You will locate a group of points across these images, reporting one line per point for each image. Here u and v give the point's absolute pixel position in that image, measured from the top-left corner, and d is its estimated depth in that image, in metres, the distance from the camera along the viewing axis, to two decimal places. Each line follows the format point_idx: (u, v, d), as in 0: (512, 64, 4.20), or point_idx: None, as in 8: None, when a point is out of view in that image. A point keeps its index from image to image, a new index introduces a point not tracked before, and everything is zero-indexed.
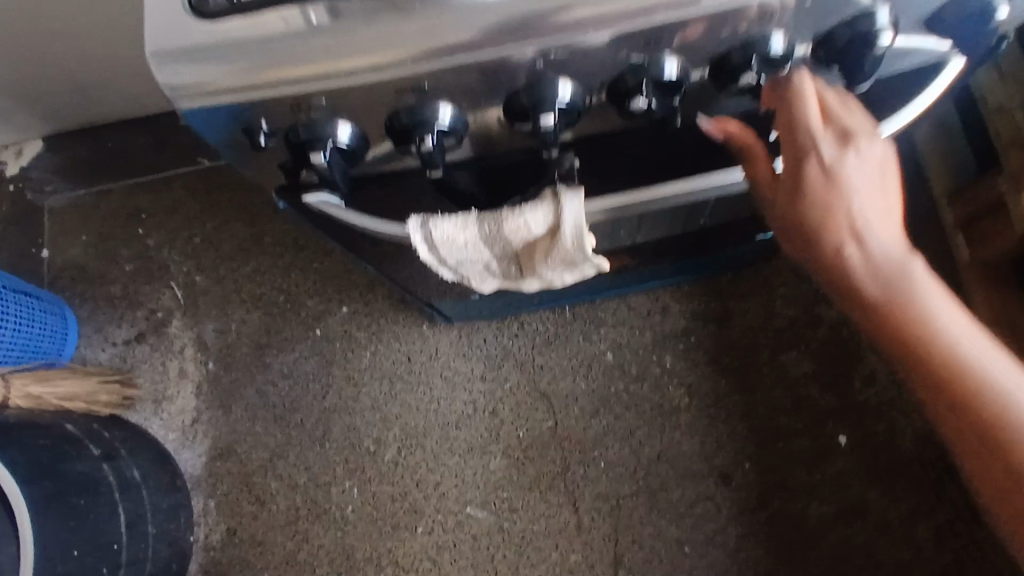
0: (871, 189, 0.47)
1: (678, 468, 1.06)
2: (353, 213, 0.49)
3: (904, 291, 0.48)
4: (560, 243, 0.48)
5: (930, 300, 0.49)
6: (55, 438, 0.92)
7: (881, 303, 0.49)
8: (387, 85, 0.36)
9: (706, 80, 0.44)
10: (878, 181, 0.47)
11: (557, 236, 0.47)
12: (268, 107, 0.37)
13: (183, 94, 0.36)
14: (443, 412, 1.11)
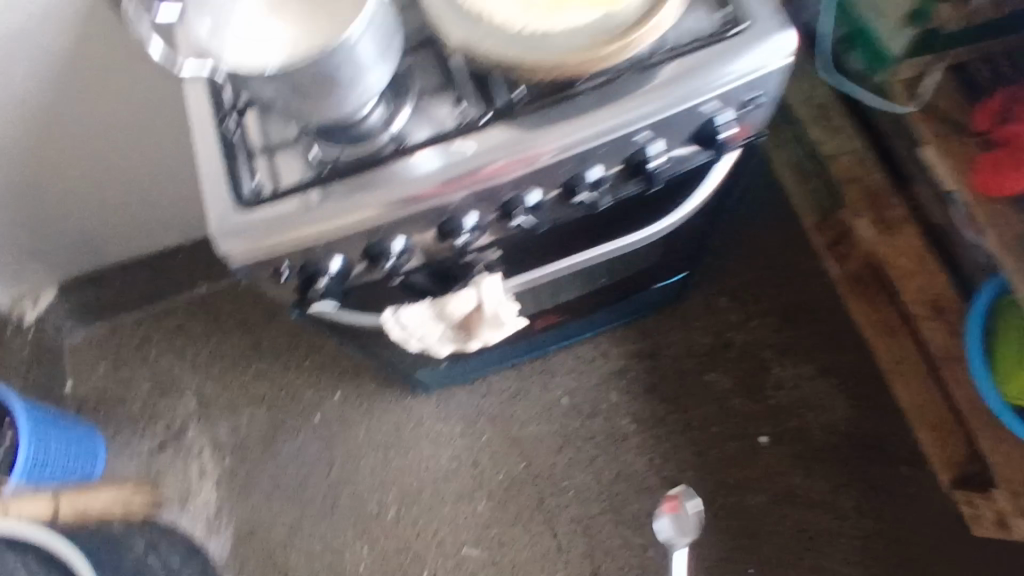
0: None
1: (634, 484, 1.26)
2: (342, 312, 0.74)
3: None
4: (486, 313, 0.72)
5: None
6: (106, 539, 1.09)
7: None
8: (360, 233, 0.65)
9: (555, 200, 0.69)
10: None
11: (483, 307, 0.71)
12: (290, 254, 0.65)
13: (241, 253, 0.63)
14: (433, 468, 1.30)
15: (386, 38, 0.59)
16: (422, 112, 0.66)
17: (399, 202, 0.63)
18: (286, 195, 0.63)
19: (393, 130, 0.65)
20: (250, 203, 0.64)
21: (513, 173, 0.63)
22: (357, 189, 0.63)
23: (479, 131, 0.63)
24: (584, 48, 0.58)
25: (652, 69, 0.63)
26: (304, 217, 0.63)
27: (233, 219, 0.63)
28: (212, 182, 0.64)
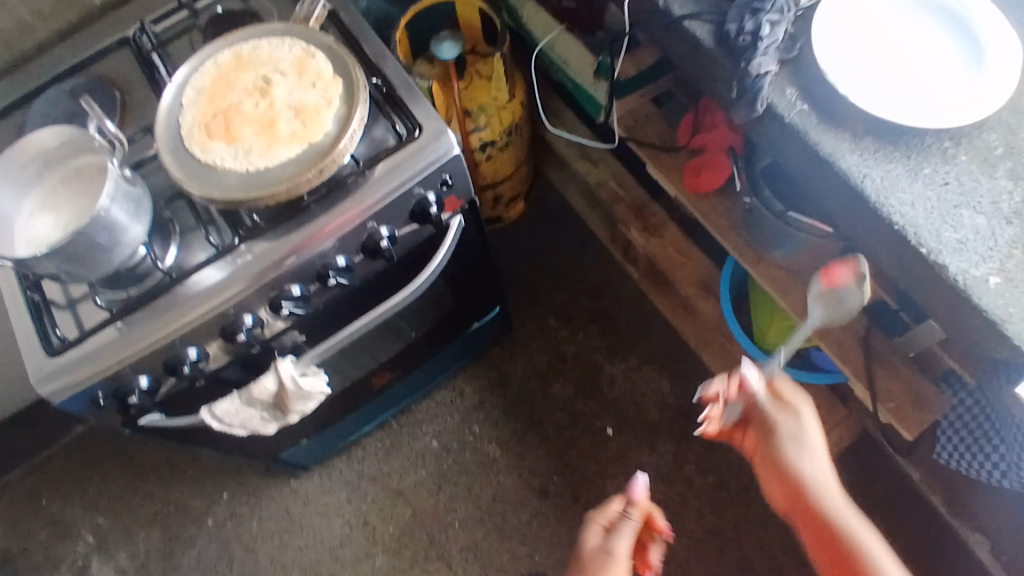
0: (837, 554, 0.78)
1: (509, 502, 1.40)
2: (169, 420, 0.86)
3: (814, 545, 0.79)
4: (288, 389, 0.86)
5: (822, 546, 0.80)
6: None
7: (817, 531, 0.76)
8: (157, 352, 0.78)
9: (317, 287, 0.84)
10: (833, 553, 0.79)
11: (284, 385, 0.86)
12: (100, 385, 0.78)
13: (58, 393, 0.76)
14: (328, 537, 1.41)
15: (134, 202, 0.73)
16: (190, 244, 0.82)
17: (180, 321, 0.77)
18: (87, 337, 0.77)
19: (165, 264, 0.80)
20: (58, 351, 0.77)
21: (268, 276, 0.79)
22: (143, 318, 0.77)
23: (236, 250, 0.79)
24: (295, 173, 0.75)
25: (360, 171, 0.81)
26: (104, 352, 0.76)
27: (45, 368, 0.76)
28: (26, 342, 0.78)
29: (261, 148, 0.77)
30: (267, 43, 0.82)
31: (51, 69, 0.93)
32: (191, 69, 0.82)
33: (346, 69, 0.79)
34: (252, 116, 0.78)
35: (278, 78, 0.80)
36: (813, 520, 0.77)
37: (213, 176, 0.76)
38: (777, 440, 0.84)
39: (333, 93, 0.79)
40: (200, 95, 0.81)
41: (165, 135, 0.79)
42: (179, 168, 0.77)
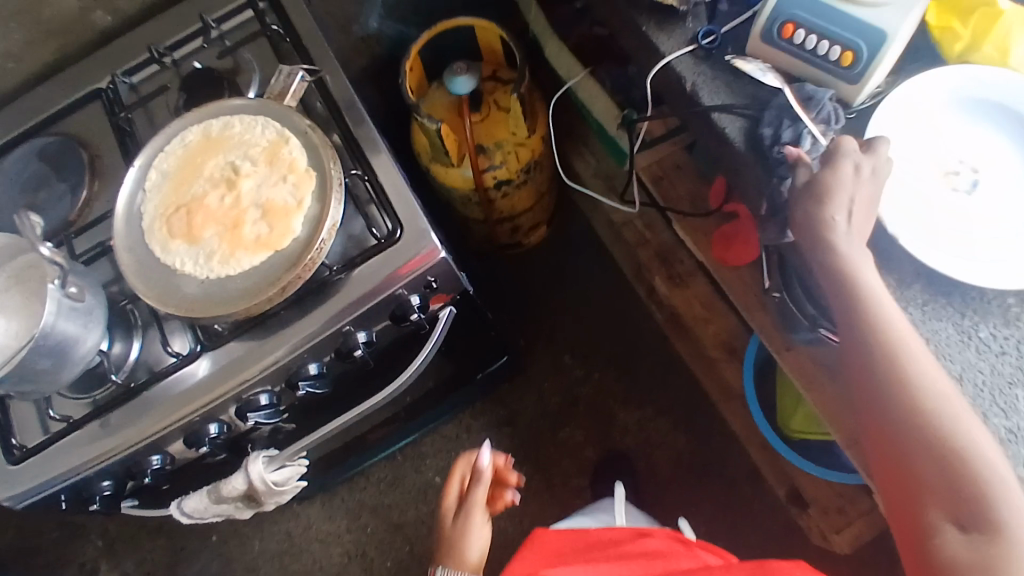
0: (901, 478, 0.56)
1: (508, 547, 1.36)
2: (144, 508, 0.83)
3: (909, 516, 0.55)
4: (257, 491, 0.80)
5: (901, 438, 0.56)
6: None
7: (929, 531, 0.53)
8: (116, 464, 0.73)
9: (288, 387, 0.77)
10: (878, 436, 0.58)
11: (252, 487, 0.80)
12: (58, 491, 0.73)
13: (15, 503, 0.72)
14: (327, 565, 1.40)
15: (83, 313, 0.68)
16: (155, 341, 0.76)
17: (139, 437, 0.72)
18: (45, 446, 0.72)
19: (127, 365, 0.74)
20: (15, 457, 0.73)
21: (233, 391, 0.72)
22: (103, 431, 0.72)
23: (202, 356, 0.73)
24: (258, 285, 0.67)
25: (335, 274, 0.72)
26: (61, 464, 0.72)
27: (3, 476, 0.72)
28: None
29: (224, 254, 0.69)
30: (239, 123, 0.74)
31: (20, 122, 0.86)
32: (157, 148, 0.74)
33: (320, 162, 0.70)
34: (217, 213, 0.70)
35: (247, 168, 0.71)
36: (877, 414, 0.57)
37: (171, 283, 0.69)
38: (844, 279, 0.60)
39: (303, 190, 0.70)
40: (164, 181, 0.73)
41: (124, 228, 0.71)
42: (135, 270, 0.69)
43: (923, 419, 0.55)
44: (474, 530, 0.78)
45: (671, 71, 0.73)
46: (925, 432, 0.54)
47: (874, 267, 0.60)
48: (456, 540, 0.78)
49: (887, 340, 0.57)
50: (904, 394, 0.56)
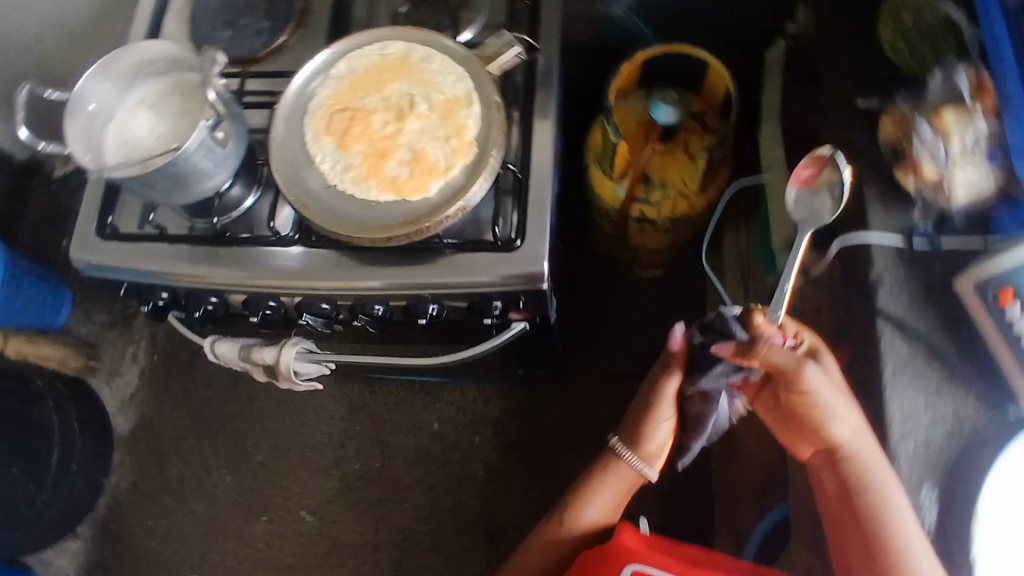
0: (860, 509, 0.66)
1: (458, 520, 1.40)
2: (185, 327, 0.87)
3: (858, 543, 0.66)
4: (280, 371, 0.82)
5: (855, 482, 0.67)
6: (24, 390, 1.34)
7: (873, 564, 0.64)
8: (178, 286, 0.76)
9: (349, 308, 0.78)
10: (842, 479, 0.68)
11: (278, 367, 0.82)
12: (123, 279, 0.77)
13: (85, 268, 0.76)
14: (307, 436, 1.49)
15: (220, 158, 0.69)
16: (263, 207, 0.77)
17: (209, 278, 0.74)
18: (132, 237, 0.75)
19: (230, 214, 0.76)
20: (104, 231, 0.76)
21: (303, 287, 0.73)
22: (183, 254, 0.75)
23: (294, 246, 0.74)
24: (370, 221, 0.68)
25: (441, 246, 0.72)
26: (136, 261, 0.75)
27: (87, 240, 0.76)
28: (86, 205, 0.77)
29: (359, 176, 0.69)
30: (439, 63, 0.73)
31: None
32: (359, 45, 0.74)
33: (486, 141, 0.69)
34: (373, 134, 0.70)
35: (421, 109, 0.71)
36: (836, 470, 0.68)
37: (301, 174, 0.70)
38: (805, 394, 0.69)
39: (457, 160, 0.69)
40: (348, 78, 0.73)
41: (292, 98, 0.73)
42: (280, 141, 0.71)
43: (881, 498, 0.64)
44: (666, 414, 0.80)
45: (868, 253, 0.75)
46: (880, 508, 0.64)
47: (835, 386, 0.69)
48: (644, 418, 0.81)
49: (842, 441, 0.68)
50: (861, 481, 0.66)
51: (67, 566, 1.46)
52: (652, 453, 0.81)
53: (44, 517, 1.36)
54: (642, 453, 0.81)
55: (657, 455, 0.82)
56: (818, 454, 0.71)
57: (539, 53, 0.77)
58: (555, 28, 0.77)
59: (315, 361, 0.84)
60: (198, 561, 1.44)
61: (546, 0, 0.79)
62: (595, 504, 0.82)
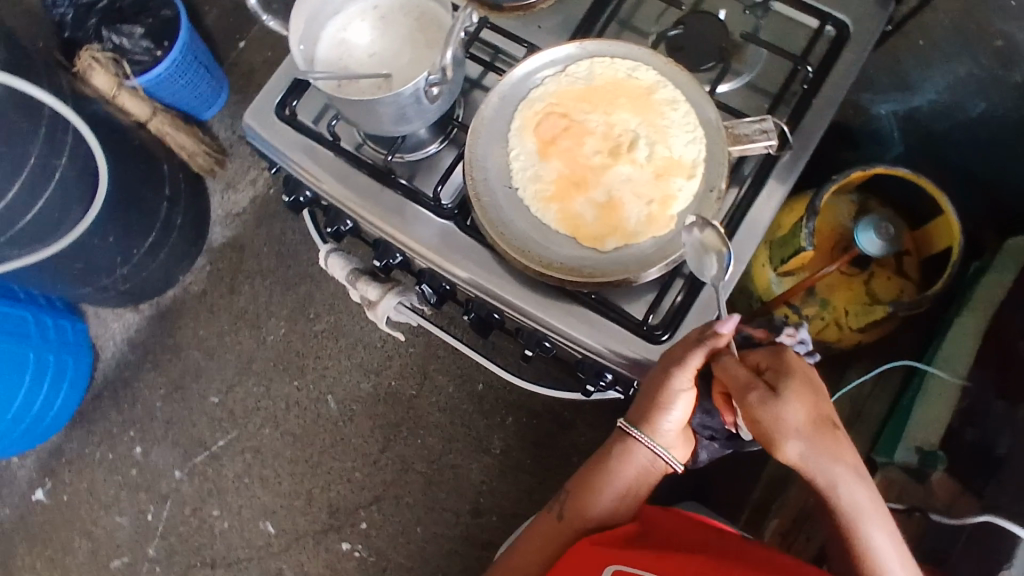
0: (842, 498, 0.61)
1: (457, 480, 1.41)
2: (313, 225, 0.86)
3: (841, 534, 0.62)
4: (374, 310, 0.80)
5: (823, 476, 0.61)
6: (149, 169, 1.37)
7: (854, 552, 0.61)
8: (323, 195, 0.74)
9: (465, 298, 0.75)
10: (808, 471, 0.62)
11: (374, 306, 0.80)
12: (280, 166, 0.76)
13: (250, 135, 0.75)
14: (364, 331, 1.49)
15: (424, 110, 0.64)
16: (441, 161, 0.73)
17: (352, 205, 0.72)
18: (304, 130, 0.73)
19: (405, 155, 0.73)
20: (283, 111, 0.74)
21: (431, 260, 0.70)
22: (340, 170, 0.72)
23: (447, 220, 0.70)
24: (534, 245, 0.63)
25: (584, 296, 0.66)
26: (298, 155, 0.73)
27: (264, 111, 0.74)
28: (276, 78, 0.74)
29: (543, 193, 0.64)
30: (682, 112, 0.64)
31: None
32: (611, 51, 0.66)
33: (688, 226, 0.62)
34: (577, 156, 0.64)
35: (638, 153, 0.64)
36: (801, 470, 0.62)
37: (490, 161, 0.65)
38: (775, 445, 0.61)
39: (648, 229, 0.62)
40: (581, 82, 0.66)
41: (518, 77, 0.66)
42: (485, 118, 0.66)
43: (869, 538, 0.60)
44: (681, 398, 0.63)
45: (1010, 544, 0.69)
46: (867, 554, 0.61)
47: (788, 396, 0.60)
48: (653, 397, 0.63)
49: (825, 484, 0.61)
50: (844, 518, 0.61)
51: (119, 332, 1.56)
52: (664, 435, 0.65)
53: (119, 286, 1.43)
54: (655, 438, 0.66)
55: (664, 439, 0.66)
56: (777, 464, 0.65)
57: (786, 153, 0.67)
58: (816, 135, 0.68)
59: (413, 311, 0.82)
60: (225, 387, 1.50)
61: (823, 98, 0.69)
62: (606, 492, 0.70)
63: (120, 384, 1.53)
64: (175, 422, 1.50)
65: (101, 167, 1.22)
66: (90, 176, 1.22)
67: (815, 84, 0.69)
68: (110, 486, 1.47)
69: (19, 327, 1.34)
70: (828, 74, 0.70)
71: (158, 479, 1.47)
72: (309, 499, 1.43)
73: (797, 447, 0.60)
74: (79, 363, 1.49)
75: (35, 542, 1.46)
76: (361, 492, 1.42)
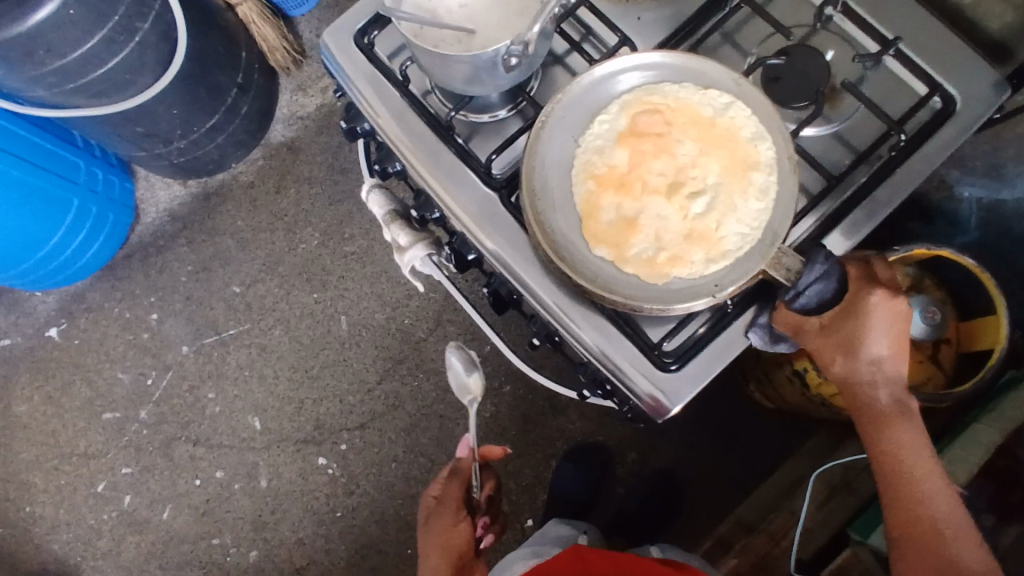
0: (921, 466, 0.65)
1: (442, 431, 1.43)
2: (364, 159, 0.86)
3: (913, 516, 0.65)
4: (400, 254, 0.80)
5: (904, 439, 0.65)
6: (227, 53, 1.37)
7: (926, 539, 0.64)
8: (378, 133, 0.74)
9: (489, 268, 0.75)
10: (899, 438, 0.65)
11: (401, 251, 0.80)
12: (346, 92, 0.76)
13: (323, 53, 0.74)
14: (392, 264, 1.50)
15: (498, 77, 0.63)
16: (503, 129, 0.72)
17: (405, 152, 0.71)
18: (377, 66, 0.72)
19: (470, 116, 0.72)
20: (360, 40, 0.73)
21: (466, 227, 0.70)
22: (402, 115, 0.71)
23: (493, 193, 0.69)
24: (564, 234, 0.62)
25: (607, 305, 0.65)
26: (365, 88, 0.72)
27: (344, 34, 0.73)
28: (363, 4, 0.74)
29: (591, 169, 0.63)
30: (756, 204, 0.61)
31: None
32: (758, 112, 0.62)
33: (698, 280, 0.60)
34: (643, 163, 0.62)
35: (696, 204, 0.61)
36: (883, 435, 0.65)
37: (559, 125, 0.64)
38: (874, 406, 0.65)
39: (638, 267, 0.61)
40: (709, 111, 0.63)
41: (667, 63, 0.64)
42: (598, 77, 0.64)
43: (932, 512, 0.64)
44: (445, 523, 0.89)
45: None
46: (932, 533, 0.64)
47: (898, 355, 0.63)
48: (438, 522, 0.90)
49: (906, 457, 0.65)
50: (914, 493, 0.65)
51: (163, 201, 1.59)
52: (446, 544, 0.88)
53: (173, 158, 1.46)
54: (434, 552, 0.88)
55: (445, 544, 0.88)
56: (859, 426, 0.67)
57: (850, 218, 0.65)
58: (890, 207, 0.65)
59: (436, 268, 0.82)
60: (248, 281, 1.53)
61: (907, 171, 0.65)
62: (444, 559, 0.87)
63: (153, 251, 1.57)
64: (195, 301, 1.54)
65: (183, 40, 1.23)
66: (169, 47, 1.23)
67: (903, 154, 0.65)
68: (121, 343, 1.53)
69: (70, 172, 1.38)
70: (922, 147, 0.66)
71: (165, 349, 1.52)
72: (299, 408, 1.47)
73: (891, 401, 0.64)
74: (118, 220, 1.53)
75: (40, 374, 1.54)
76: (349, 416, 1.46)
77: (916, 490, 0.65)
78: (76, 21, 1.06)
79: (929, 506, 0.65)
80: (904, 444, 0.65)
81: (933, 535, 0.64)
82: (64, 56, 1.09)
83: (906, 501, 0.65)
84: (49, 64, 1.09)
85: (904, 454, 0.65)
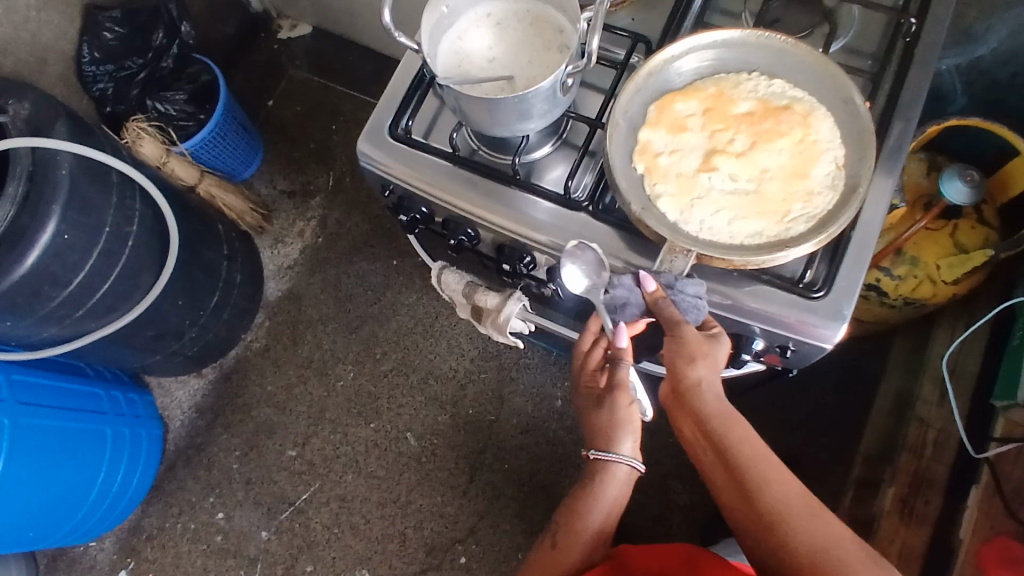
0: (758, 458, 0.63)
1: (552, 499, 1.39)
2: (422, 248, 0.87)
3: (770, 511, 0.61)
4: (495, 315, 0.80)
5: (739, 434, 0.65)
6: (209, 230, 1.38)
7: (785, 521, 0.60)
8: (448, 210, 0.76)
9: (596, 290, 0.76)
10: (731, 432, 0.65)
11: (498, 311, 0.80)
12: (395, 185, 0.77)
13: (365, 160, 0.76)
14: (434, 363, 1.49)
15: (554, 103, 0.67)
16: (560, 158, 0.76)
17: (484, 212, 0.73)
18: (423, 150, 0.75)
19: (526, 159, 0.75)
20: (396, 135, 0.76)
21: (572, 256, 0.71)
22: (467, 182, 0.73)
23: (581, 213, 0.71)
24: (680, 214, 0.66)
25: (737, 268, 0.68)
26: (422, 173, 0.74)
27: (379, 137, 0.76)
28: (384, 105, 0.77)
29: (718, 95, 0.69)
30: (748, 225, 0.65)
31: None
32: (821, 214, 0.64)
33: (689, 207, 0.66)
34: (742, 122, 0.68)
35: (722, 172, 0.67)
36: (716, 431, 0.65)
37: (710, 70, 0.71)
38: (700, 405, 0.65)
39: (642, 151, 0.68)
40: (797, 169, 0.66)
41: (838, 126, 0.67)
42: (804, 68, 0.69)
43: (778, 494, 0.61)
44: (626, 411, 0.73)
45: None
46: (783, 516, 0.60)
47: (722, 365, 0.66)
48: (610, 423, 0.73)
49: (742, 446, 0.64)
50: (754, 483, 0.62)
51: (185, 400, 1.54)
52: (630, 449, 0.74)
53: (187, 351, 1.43)
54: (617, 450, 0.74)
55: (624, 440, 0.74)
56: (692, 430, 0.67)
57: (901, 101, 0.71)
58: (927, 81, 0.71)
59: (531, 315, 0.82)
60: (301, 440, 1.48)
61: (926, 47, 0.72)
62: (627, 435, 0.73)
63: (194, 452, 1.50)
64: (255, 482, 1.47)
65: (172, 230, 1.23)
66: (160, 242, 1.22)
67: (917, 34, 0.73)
68: (197, 556, 1.44)
69: (94, 404, 1.33)
70: (927, 22, 0.73)
71: (245, 542, 1.43)
72: (403, 541, 1.40)
73: (717, 403, 0.65)
74: (151, 435, 1.47)
75: None
76: (455, 526, 1.40)
77: (762, 481, 0.62)
78: (73, 243, 1.04)
79: (779, 494, 0.61)
80: (740, 436, 0.64)
81: (789, 518, 0.60)
82: (68, 283, 1.07)
83: (752, 490, 0.62)
84: (56, 297, 1.06)
85: (736, 448, 0.64)
